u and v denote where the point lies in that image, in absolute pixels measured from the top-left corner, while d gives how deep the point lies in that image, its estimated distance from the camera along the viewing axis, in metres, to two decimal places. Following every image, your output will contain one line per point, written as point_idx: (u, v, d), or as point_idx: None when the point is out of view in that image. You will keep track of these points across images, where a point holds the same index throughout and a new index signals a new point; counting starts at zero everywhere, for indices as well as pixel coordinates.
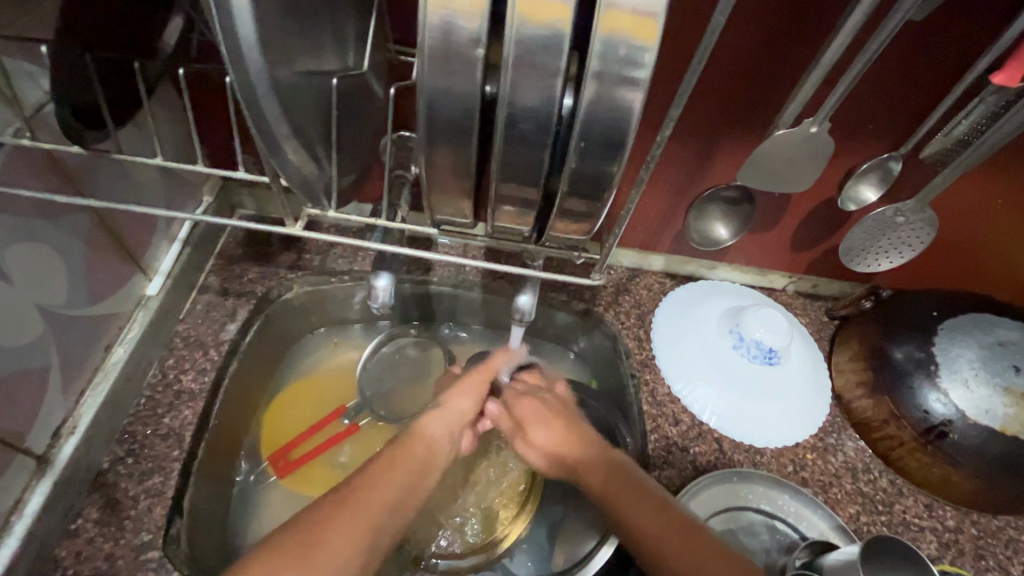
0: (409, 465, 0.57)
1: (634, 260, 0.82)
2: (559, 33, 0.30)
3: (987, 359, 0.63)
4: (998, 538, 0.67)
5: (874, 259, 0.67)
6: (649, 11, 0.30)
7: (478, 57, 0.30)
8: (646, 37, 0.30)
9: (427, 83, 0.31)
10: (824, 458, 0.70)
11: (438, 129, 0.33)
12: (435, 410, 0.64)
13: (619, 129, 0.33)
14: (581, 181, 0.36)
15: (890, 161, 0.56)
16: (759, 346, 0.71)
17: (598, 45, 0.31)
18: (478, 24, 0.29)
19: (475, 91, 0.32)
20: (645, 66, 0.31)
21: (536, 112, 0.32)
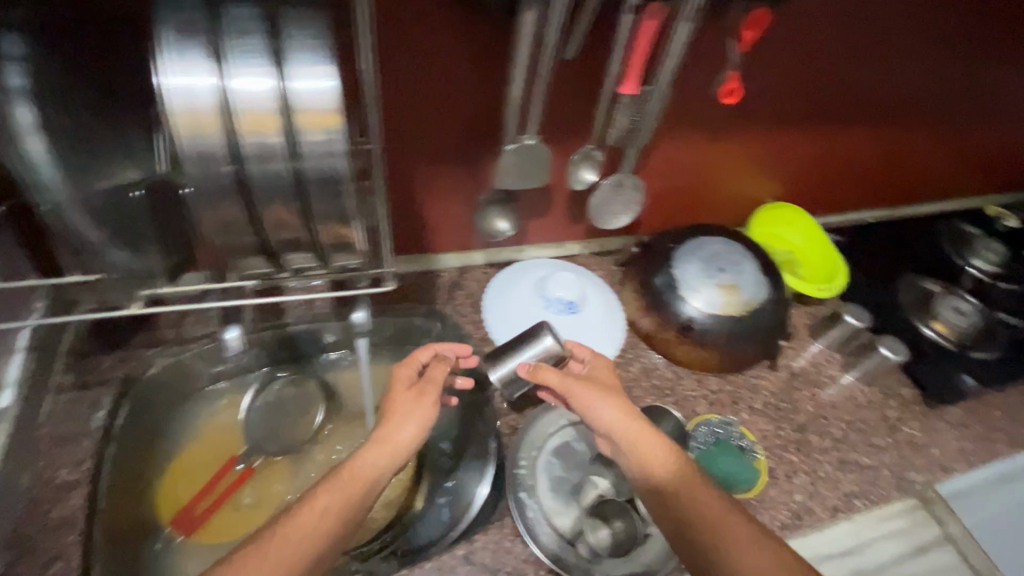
0: (348, 490, 0.64)
1: (459, 260, 1.01)
2: (272, 131, 0.45)
3: (704, 267, 0.92)
4: (746, 386, 0.94)
5: (616, 216, 0.90)
6: (329, 111, 0.45)
7: (223, 154, 0.45)
8: (332, 125, 0.46)
9: (195, 180, 0.45)
10: (625, 369, 0.94)
11: (215, 204, 0.47)
12: (376, 444, 0.67)
13: (335, 180, 0.48)
14: (329, 217, 0.50)
15: (592, 151, 0.78)
16: (560, 301, 0.94)
17: (306, 135, 0.46)
18: (219, 137, 0.44)
19: (231, 175, 0.45)
20: (339, 139, 0.46)
21: (279, 180, 0.47)
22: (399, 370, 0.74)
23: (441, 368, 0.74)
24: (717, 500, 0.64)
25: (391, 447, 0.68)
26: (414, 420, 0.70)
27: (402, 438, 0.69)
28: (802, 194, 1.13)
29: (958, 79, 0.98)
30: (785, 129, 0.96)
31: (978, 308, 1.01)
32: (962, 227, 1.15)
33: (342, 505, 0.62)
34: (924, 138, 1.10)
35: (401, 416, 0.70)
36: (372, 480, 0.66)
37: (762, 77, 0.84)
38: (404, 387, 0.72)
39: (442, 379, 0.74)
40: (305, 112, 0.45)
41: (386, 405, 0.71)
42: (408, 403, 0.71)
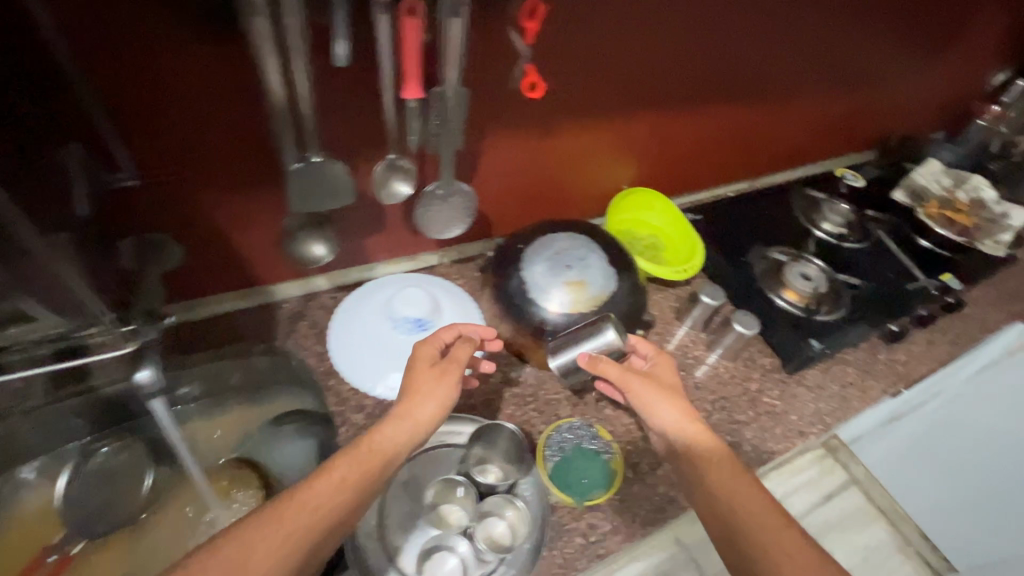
0: (372, 463, 0.65)
1: (301, 288, 0.93)
2: None
3: (552, 266, 0.89)
4: None
5: (449, 226, 0.85)
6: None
7: None
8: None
9: None
10: (486, 381, 0.90)
11: None
12: (400, 419, 0.70)
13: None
14: None
15: (396, 160, 0.72)
16: (408, 320, 0.88)
17: None
18: None
19: None
20: None
21: None
22: (420, 347, 0.77)
23: (464, 351, 0.78)
24: (773, 510, 0.65)
25: (411, 424, 0.70)
26: (432, 400, 0.72)
27: (420, 416, 0.71)
28: (659, 174, 1.14)
29: (785, 51, 1.00)
30: (623, 115, 0.95)
31: (822, 271, 1.05)
32: (809, 193, 1.23)
33: (359, 481, 0.64)
34: (765, 109, 1.12)
35: (424, 392, 0.73)
36: (392, 456, 0.67)
37: (583, 68, 0.81)
38: (427, 367, 0.75)
39: (464, 360, 0.77)
40: None
41: (408, 382, 0.73)
42: (428, 380, 0.74)
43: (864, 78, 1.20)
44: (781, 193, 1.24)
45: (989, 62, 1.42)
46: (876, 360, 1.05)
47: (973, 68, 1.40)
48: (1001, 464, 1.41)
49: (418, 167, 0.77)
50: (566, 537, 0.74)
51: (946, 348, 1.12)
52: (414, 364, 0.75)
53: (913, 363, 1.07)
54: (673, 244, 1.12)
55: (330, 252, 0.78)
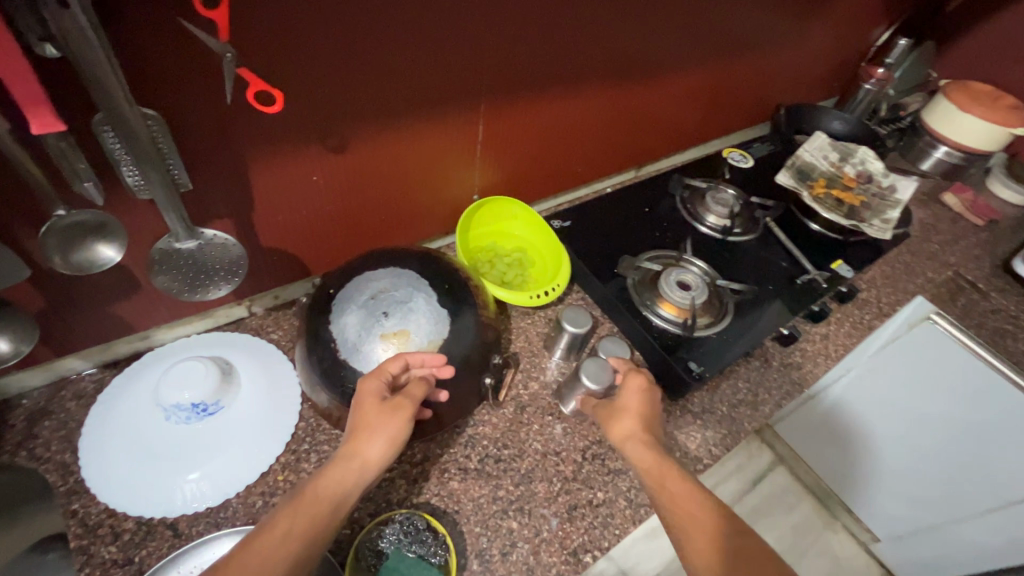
0: (318, 512, 0.53)
1: (42, 377, 0.71)
2: None
3: (365, 314, 0.71)
4: (460, 443, 0.77)
5: (211, 283, 0.64)
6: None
7: None
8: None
9: None
10: (297, 469, 0.71)
11: None
12: (350, 459, 0.57)
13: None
14: None
15: (72, 216, 0.51)
16: (182, 407, 0.67)
17: None
18: None
19: None
20: None
21: None
22: (364, 385, 0.63)
23: (416, 386, 0.65)
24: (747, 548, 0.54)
25: (360, 464, 0.57)
26: (384, 438, 0.59)
27: (370, 455, 0.58)
28: (516, 175, 0.97)
29: (638, 20, 0.84)
30: (446, 114, 0.76)
31: (702, 275, 0.93)
32: (690, 182, 1.11)
33: (307, 532, 0.51)
34: (630, 89, 0.97)
35: (370, 429, 0.59)
36: (344, 502, 0.55)
37: (364, 62, 0.61)
38: (376, 402, 0.62)
39: (418, 392, 0.64)
40: None
41: (356, 418, 0.61)
42: (376, 417, 0.60)
43: (739, 45, 1.07)
44: (662, 184, 1.11)
45: (869, 23, 1.34)
46: (769, 368, 0.94)
47: (853, 30, 1.32)
48: (942, 450, 1.26)
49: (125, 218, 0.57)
50: None
51: (844, 341, 1.02)
52: (360, 400, 0.62)
53: (810, 365, 0.97)
54: (539, 258, 0.97)
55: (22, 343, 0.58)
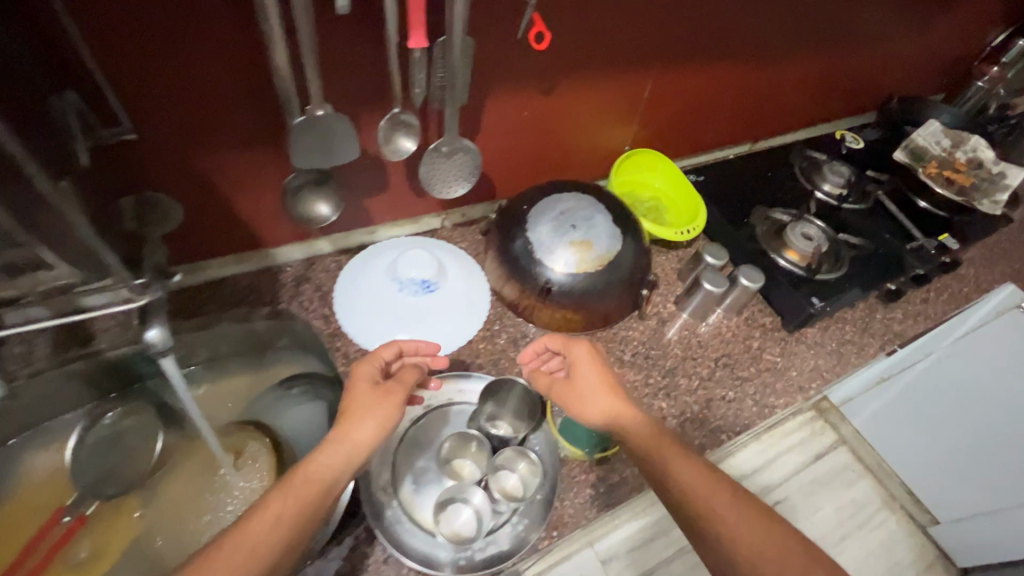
0: (311, 490, 0.58)
1: (303, 251, 0.92)
2: None
3: (557, 225, 0.89)
4: (616, 340, 0.94)
5: (454, 184, 0.83)
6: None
7: None
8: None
9: None
10: (492, 341, 0.90)
11: None
12: (338, 444, 0.62)
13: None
14: None
15: (401, 115, 0.70)
16: (414, 281, 0.88)
17: None
18: None
19: None
20: None
21: None
22: (357, 370, 0.70)
23: (408, 373, 0.72)
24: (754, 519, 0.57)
25: (350, 445, 0.63)
26: (374, 419, 0.65)
27: (359, 437, 0.64)
28: (662, 133, 1.11)
29: (791, 1, 0.96)
30: (625, 70, 0.92)
31: (823, 231, 1.06)
32: (811, 154, 1.23)
33: (298, 510, 0.57)
34: (768, 65, 1.09)
35: (360, 412, 0.65)
36: (335, 481, 0.60)
37: (586, 15, 0.77)
38: (366, 386, 0.68)
39: (406, 379, 0.71)
40: None
41: (346, 400, 0.67)
42: (366, 399, 0.67)
43: (868, 33, 1.17)
44: (782, 155, 1.23)
45: (989, 22, 1.41)
46: (872, 319, 1.07)
47: (975, 26, 1.38)
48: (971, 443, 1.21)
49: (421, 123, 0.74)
50: (576, 488, 0.76)
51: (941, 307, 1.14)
52: (351, 387, 0.68)
53: None
54: (675, 205, 1.11)
55: (334, 212, 0.76)
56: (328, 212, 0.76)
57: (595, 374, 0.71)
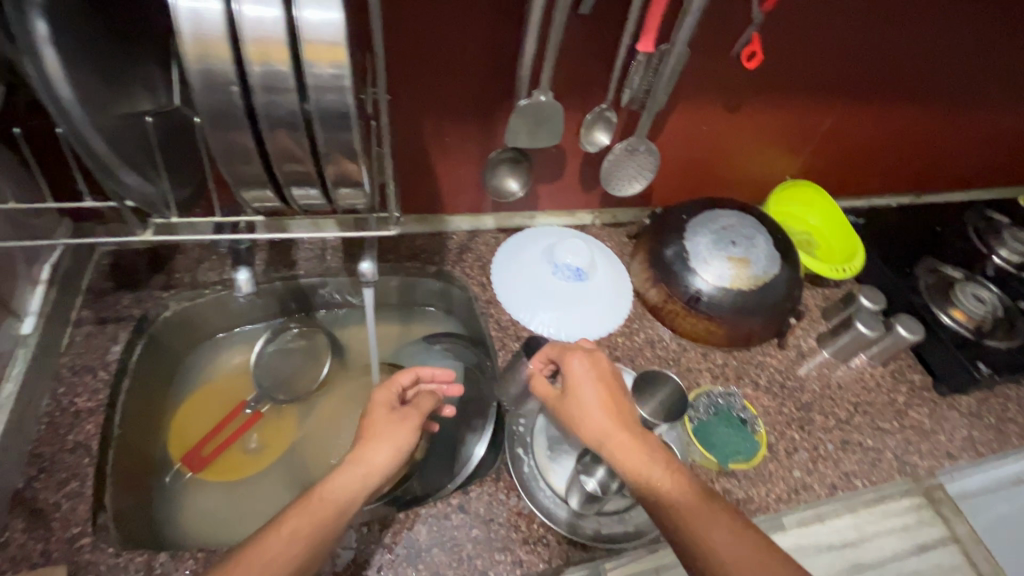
0: (324, 514, 0.60)
1: (470, 223, 1.00)
2: (272, 36, 0.39)
3: (718, 239, 0.90)
4: (751, 362, 0.93)
5: (629, 183, 0.89)
6: (333, 41, 0.39)
7: (232, 79, 0.39)
8: (338, 60, 0.40)
9: (202, 101, 0.40)
10: (631, 337, 0.93)
11: (217, 123, 0.41)
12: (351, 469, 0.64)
13: (297, 115, 0.42)
14: (326, 112, 0.42)
15: (606, 112, 0.77)
16: (568, 267, 0.94)
17: (309, 68, 0.40)
18: (219, 32, 0.38)
19: (228, 84, 0.40)
20: (343, 76, 0.40)
21: (318, 80, 0.40)
22: (377, 395, 0.74)
23: (424, 402, 0.76)
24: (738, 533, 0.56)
25: (366, 469, 0.65)
26: (391, 444, 0.68)
27: (375, 461, 0.66)
28: (830, 169, 1.09)
29: (994, 56, 0.93)
30: (812, 98, 0.92)
31: (996, 297, 0.99)
32: (989, 217, 1.15)
33: (311, 533, 0.58)
34: (953, 117, 1.05)
35: (375, 436, 0.68)
36: (349, 503, 0.62)
37: (783, 44, 0.81)
38: (385, 410, 0.72)
39: (422, 407, 0.75)
40: (307, 43, 0.39)
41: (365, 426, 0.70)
42: (382, 424, 0.70)
43: None
44: (953, 212, 1.16)
45: None
46: None
47: None
48: None
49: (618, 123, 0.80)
50: None
51: None
52: (371, 413, 0.72)
53: None
54: (828, 243, 1.06)
55: (522, 190, 0.86)
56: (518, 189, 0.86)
57: (592, 387, 0.69)
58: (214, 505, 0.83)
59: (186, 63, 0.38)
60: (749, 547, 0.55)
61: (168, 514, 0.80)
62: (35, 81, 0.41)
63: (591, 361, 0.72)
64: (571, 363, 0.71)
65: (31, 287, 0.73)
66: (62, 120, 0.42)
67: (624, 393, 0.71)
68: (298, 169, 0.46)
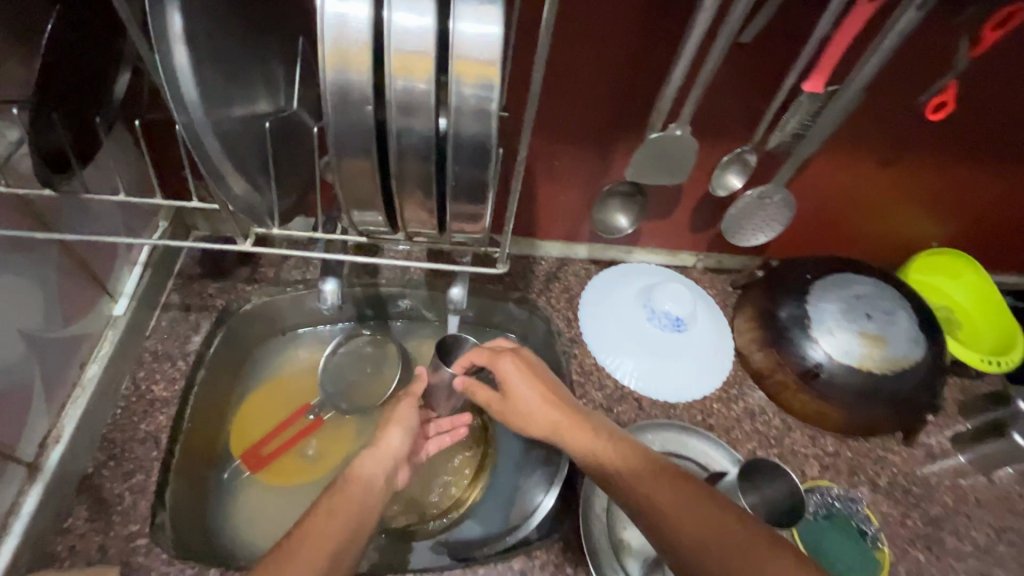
0: (348, 510, 0.57)
1: (561, 250, 0.92)
2: (424, 52, 0.33)
3: (848, 310, 0.77)
4: (869, 457, 0.80)
5: (752, 235, 0.79)
6: (489, 60, 0.34)
7: (369, 99, 0.34)
8: (491, 81, 0.34)
9: (332, 118, 0.35)
10: (727, 406, 0.82)
11: (345, 151, 0.37)
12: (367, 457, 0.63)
13: (431, 142, 0.36)
14: (464, 142, 0.36)
15: (745, 154, 0.68)
16: (667, 316, 0.84)
17: (455, 88, 0.34)
18: (364, 43, 0.33)
19: (367, 106, 0.35)
20: (494, 100, 0.35)
21: (466, 103, 0.35)
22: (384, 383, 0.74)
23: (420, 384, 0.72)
24: (690, 495, 0.56)
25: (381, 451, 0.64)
26: (402, 427, 0.66)
27: (389, 443, 0.65)
28: (989, 239, 0.91)
29: None
30: (994, 160, 0.77)
31: None
32: None
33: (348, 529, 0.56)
34: None
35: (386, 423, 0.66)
36: (371, 502, 0.59)
37: (976, 92, 0.67)
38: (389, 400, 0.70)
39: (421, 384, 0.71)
40: (459, 57, 0.34)
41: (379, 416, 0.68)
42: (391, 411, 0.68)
43: None
44: None
45: None
46: None
47: None
48: None
49: (756, 167, 0.71)
50: None
51: None
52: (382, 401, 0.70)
53: None
54: (974, 323, 0.91)
55: (633, 225, 0.79)
56: (627, 224, 0.79)
57: (529, 386, 0.66)
58: (263, 511, 0.77)
59: (324, 73, 0.34)
60: (691, 502, 0.56)
61: (221, 514, 0.76)
62: (161, 76, 0.38)
63: (517, 359, 0.67)
64: (498, 364, 0.66)
65: (128, 267, 0.73)
66: (183, 118, 0.39)
67: (556, 380, 0.69)
68: (418, 198, 0.40)
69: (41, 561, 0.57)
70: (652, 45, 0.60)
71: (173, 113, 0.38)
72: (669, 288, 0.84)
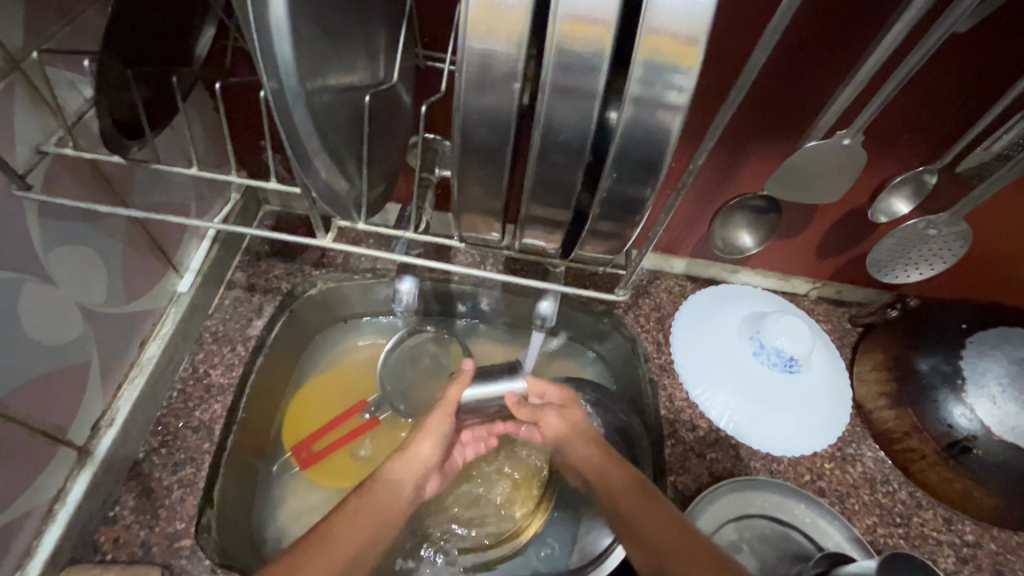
0: None
1: (654, 263, 0.82)
2: (605, 23, 0.27)
3: (1018, 375, 0.61)
4: (1019, 554, 0.66)
5: (903, 270, 0.66)
6: (692, 37, 0.28)
7: (515, 80, 0.28)
8: (688, 62, 0.28)
9: (463, 98, 0.29)
10: (842, 469, 0.70)
11: (472, 150, 0.31)
12: None
13: (590, 134, 0.30)
14: (633, 135, 0.30)
15: (925, 174, 0.56)
16: (780, 354, 0.70)
17: (638, 68, 0.28)
18: (520, 9, 0.27)
19: (513, 98, 0.29)
20: (684, 90, 0.29)
21: (650, 92, 0.29)
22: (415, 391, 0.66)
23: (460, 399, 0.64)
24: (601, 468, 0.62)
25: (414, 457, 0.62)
26: (432, 438, 0.63)
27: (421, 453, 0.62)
28: None
29: None
30: None
31: None
32: None
33: None
34: None
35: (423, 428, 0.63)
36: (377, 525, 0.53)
37: None
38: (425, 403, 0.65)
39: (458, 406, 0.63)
40: (651, 31, 0.28)
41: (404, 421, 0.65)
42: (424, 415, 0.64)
43: None
44: None
45: None
46: None
47: None
48: None
49: (930, 192, 0.60)
50: None
51: None
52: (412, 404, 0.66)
53: None
54: None
55: (757, 246, 0.67)
56: (751, 244, 0.67)
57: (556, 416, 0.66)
58: (307, 510, 0.72)
59: (463, 45, 0.27)
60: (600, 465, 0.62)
61: (267, 513, 0.70)
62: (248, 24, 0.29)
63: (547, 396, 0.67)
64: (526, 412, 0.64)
65: (197, 241, 0.68)
66: (271, 83, 0.31)
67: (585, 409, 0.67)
68: None
69: (84, 550, 0.54)
70: (834, 34, 0.48)
71: (259, 77, 0.30)
72: (787, 320, 0.70)
